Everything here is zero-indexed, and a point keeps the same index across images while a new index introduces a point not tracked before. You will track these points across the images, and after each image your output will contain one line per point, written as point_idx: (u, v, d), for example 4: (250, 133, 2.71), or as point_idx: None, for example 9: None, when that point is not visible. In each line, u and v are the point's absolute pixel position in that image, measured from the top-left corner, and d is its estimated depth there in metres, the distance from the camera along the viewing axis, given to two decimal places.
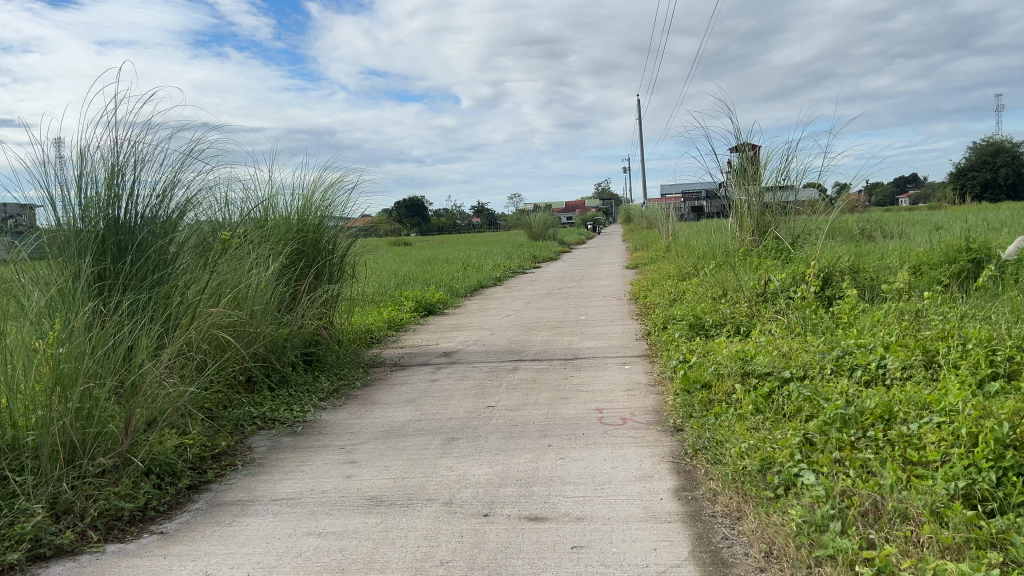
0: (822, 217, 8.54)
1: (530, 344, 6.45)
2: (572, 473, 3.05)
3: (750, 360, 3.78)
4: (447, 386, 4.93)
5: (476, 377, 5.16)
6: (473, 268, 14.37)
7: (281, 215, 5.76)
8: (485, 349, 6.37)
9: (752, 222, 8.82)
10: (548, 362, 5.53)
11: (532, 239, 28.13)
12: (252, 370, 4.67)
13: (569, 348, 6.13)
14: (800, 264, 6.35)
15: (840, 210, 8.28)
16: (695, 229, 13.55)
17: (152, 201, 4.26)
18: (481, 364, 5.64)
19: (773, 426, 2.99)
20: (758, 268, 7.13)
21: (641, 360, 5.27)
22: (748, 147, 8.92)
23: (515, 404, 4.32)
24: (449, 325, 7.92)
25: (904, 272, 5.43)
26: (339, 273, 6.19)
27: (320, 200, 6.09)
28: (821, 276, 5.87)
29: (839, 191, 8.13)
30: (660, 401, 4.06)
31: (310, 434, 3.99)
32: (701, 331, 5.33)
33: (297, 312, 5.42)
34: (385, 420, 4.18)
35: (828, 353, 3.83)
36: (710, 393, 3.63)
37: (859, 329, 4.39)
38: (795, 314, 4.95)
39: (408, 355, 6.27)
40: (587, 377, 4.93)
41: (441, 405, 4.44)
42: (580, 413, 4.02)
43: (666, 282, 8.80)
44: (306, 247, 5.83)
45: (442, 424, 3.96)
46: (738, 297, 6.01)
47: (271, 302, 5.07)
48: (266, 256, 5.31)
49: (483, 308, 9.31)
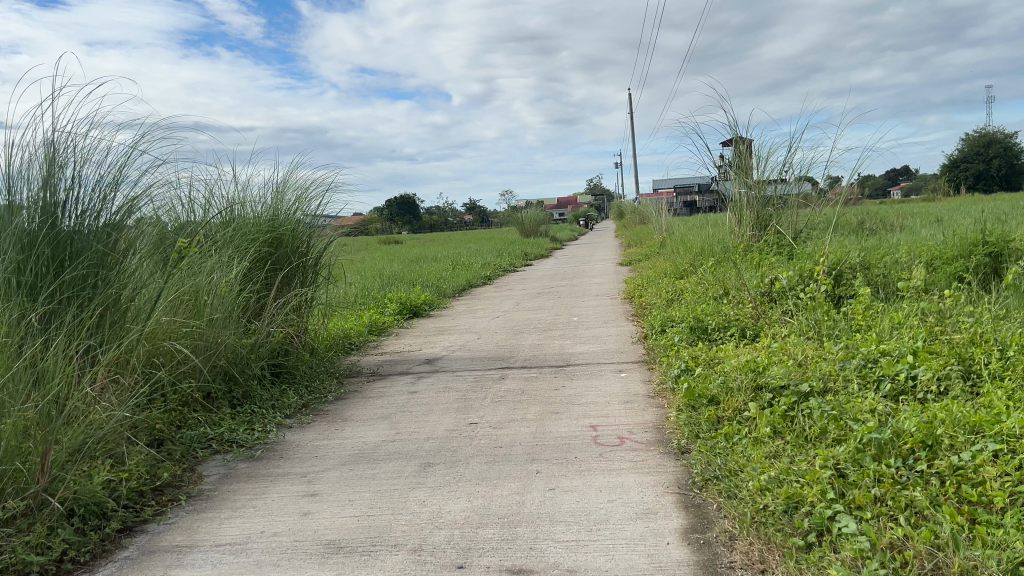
0: (825, 211, 8.16)
1: (519, 349, 6.02)
2: (563, 509, 2.63)
3: (763, 372, 3.37)
4: (427, 400, 4.50)
5: (459, 388, 4.74)
6: (461, 268, 13.92)
7: (251, 215, 5.33)
8: (471, 355, 5.94)
9: (752, 216, 8.41)
10: (538, 370, 5.10)
11: (524, 237, 27.68)
12: (211, 386, 4.24)
13: (561, 353, 5.70)
14: (807, 261, 5.94)
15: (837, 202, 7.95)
16: (690, 224, 13.14)
17: (95, 199, 3.82)
18: (465, 372, 5.21)
19: (796, 453, 2.58)
20: (760, 266, 6.73)
21: (639, 367, 4.86)
22: (744, 141, 8.59)
23: (501, 420, 3.90)
24: (433, 329, 7.48)
25: (921, 268, 5.03)
26: (315, 276, 5.77)
27: (293, 198, 5.66)
28: (831, 274, 5.46)
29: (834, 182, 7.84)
30: (662, 417, 3.64)
31: (270, 458, 3.56)
32: (703, 335, 4.91)
33: (267, 319, 4.99)
34: (356, 441, 3.75)
35: (849, 363, 3.44)
36: (720, 409, 3.21)
37: (879, 333, 3.99)
38: (807, 317, 4.54)
39: (388, 363, 5.84)
40: (580, 387, 4.51)
41: (419, 422, 4.02)
42: (573, 431, 3.59)
43: (663, 280, 8.39)
44: (279, 250, 5.38)
45: (418, 447, 3.54)
46: (742, 297, 5.60)
47: (235, 310, 4.65)
48: (230, 259, 4.88)
49: (471, 310, 8.87)
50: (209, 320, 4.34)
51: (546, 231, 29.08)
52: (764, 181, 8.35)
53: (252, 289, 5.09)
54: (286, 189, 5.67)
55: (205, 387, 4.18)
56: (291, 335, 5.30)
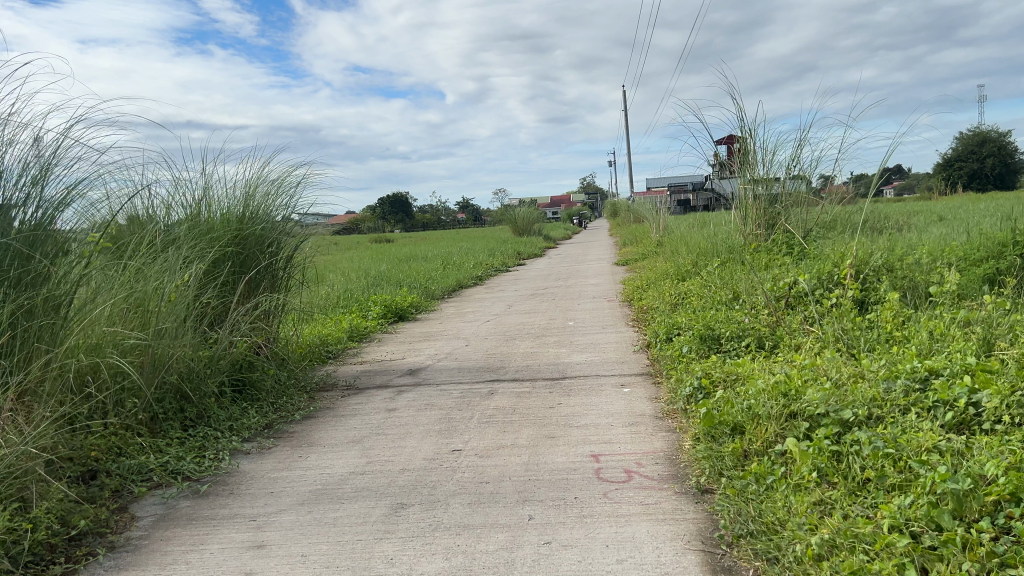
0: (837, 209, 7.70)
1: (510, 359, 5.49)
2: (563, 572, 2.13)
3: (796, 393, 2.88)
4: (406, 419, 3.99)
5: (443, 405, 4.21)
6: (451, 267, 13.39)
7: (217, 213, 4.81)
8: (458, 365, 5.41)
9: (759, 214, 7.92)
10: (531, 383, 4.59)
11: (517, 236, 27.14)
12: (159, 406, 3.74)
13: (557, 363, 5.18)
14: (823, 263, 5.45)
15: (832, 202, 7.79)
16: (689, 223, 12.66)
17: (14, 195, 3.32)
18: (451, 386, 4.70)
19: (852, 508, 2.11)
20: (770, 268, 6.23)
21: (643, 382, 4.36)
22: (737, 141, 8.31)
23: (489, 447, 3.38)
24: (419, 334, 6.95)
25: (955, 271, 4.55)
26: (288, 280, 5.25)
27: (265, 193, 5.13)
28: (854, 277, 4.98)
29: (825, 181, 7.76)
30: (675, 445, 3.14)
31: (218, 496, 3.05)
32: (715, 346, 4.41)
33: (229, 326, 4.47)
34: (319, 474, 3.24)
35: (893, 383, 2.94)
36: (747, 441, 2.73)
37: (919, 347, 3.51)
38: (832, 326, 4.04)
39: (367, 373, 5.33)
40: (578, 404, 4.00)
41: (395, 447, 3.51)
42: (572, 463, 3.08)
43: (664, 282, 7.89)
44: (250, 253, 4.85)
45: (390, 482, 3.03)
46: (755, 302, 5.09)
47: (190, 318, 4.14)
48: (186, 261, 4.38)
49: (460, 312, 8.35)
50: (157, 331, 3.84)
51: (539, 230, 28.60)
52: (771, 177, 7.87)
53: (216, 295, 4.59)
54: (257, 184, 5.14)
55: (152, 408, 3.68)
56: (257, 345, 4.78)
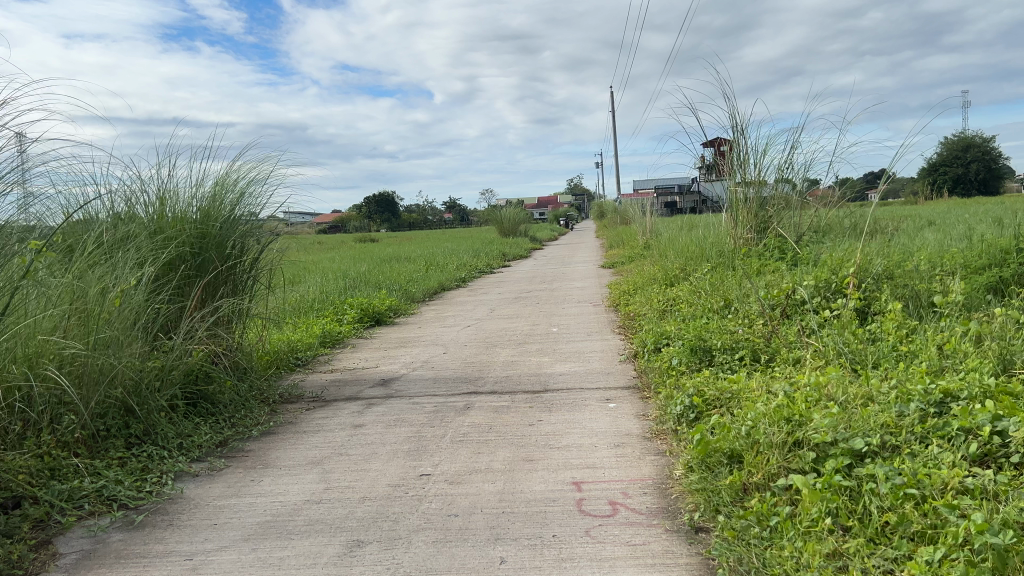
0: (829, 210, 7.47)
1: (489, 368, 5.18)
2: None
3: (800, 417, 2.59)
4: (373, 437, 3.68)
5: (414, 421, 3.90)
6: (434, 269, 13.07)
7: (175, 210, 4.46)
8: (433, 374, 5.10)
9: (749, 217, 7.64)
10: (510, 397, 4.29)
11: (503, 237, 26.87)
12: (100, 422, 3.40)
13: (539, 374, 4.87)
14: (820, 270, 5.17)
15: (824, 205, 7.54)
16: (677, 225, 12.39)
17: None
18: (424, 398, 4.39)
19: (871, 563, 1.83)
20: (761, 274, 5.96)
21: (629, 396, 4.07)
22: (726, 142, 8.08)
23: (460, 472, 3.07)
24: (395, 340, 6.64)
25: (961, 282, 4.27)
26: (252, 283, 4.91)
27: (230, 190, 4.78)
28: (852, 287, 4.71)
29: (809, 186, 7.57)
30: (665, 472, 2.85)
31: (154, 529, 2.72)
32: (707, 359, 4.12)
33: (183, 333, 4.15)
34: (270, 502, 2.92)
35: (907, 408, 2.65)
36: (747, 472, 2.44)
37: (930, 365, 3.22)
38: (834, 339, 3.76)
39: (337, 383, 5.02)
40: (560, 422, 3.70)
41: (358, 471, 3.19)
42: (551, 492, 2.77)
43: (650, 287, 7.62)
44: (210, 256, 4.49)
45: (348, 514, 2.72)
46: (749, 311, 4.80)
47: (138, 325, 3.80)
48: (137, 262, 4.03)
49: (440, 316, 8.04)
50: (100, 340, 3.50)
51: (525, 232, 28.29)
52: (762, 178, 7.59)
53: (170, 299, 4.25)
54: (220, 179, 4.79)
55: (92, 424, 3.34)
56: (215, 354, 4.45)
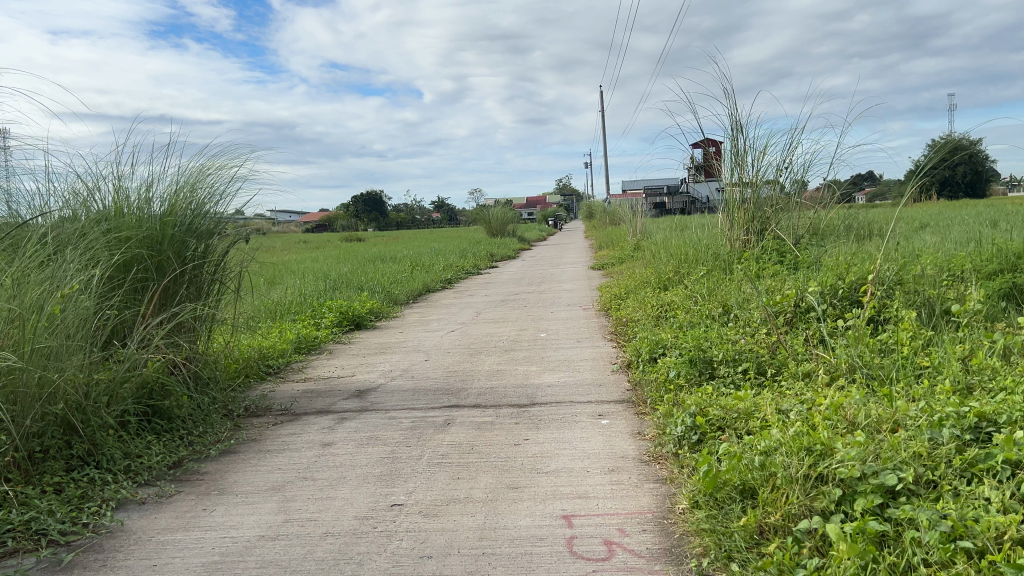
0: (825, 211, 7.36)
1: (473, 378, 4.85)
2: None
3: (821, 444, 2.27)
4: (342, 458, 3.34)
5: (388, 439, 3.57)
6: (419, 269, 12.73)
7: (130, 207, 4.11)
8: (413, 385, 4.77)
9: (746, 218, 7.34)
10: (494, 412, 3.96)
11: (491, 237, 26.54)
12: (37, 443, 3.05)
13: (526, 385, 4.55)
14: (825, 274, 4.86)
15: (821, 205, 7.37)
16: (669, 226, 12.09)
17: None
18: (401, 412, 4.06)
19: None
20: (760, 279, 5.66)
21: (624, 412, 3.75)
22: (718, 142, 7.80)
23: (436, 503, 2.74)
24: (375, 346, 6.31)
25: (980, 290, 3.97)
26: (217, 287, 4.56)
27: (193, 187, 4.43)
28: (861, 295, 4.40)
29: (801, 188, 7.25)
30: (666, 505, 2.53)
31: (84, 571, 2.38)
32: (707, 372, 3.81)
33: (138, 341, 3.80)
34: (221, 538, 2.58)
35: (940, 433, 2.34)
36: (762, 511, 2.12)
37: (956, 383, 2.91)
38: (847, 352, 3.45)
39: (309, 394, 4.68)
40: (548, 441, 3.38)
41: (322, 500, 2.86)
42: (537, 528, 2.45)
43: (643, 291, 7.30)
44: (169, 258, 4.14)
45: (306, 554, 2.38)
46: (750, 318, 4.49)
47: (85, 335, 3.45)
48: (86, 265, 3.68)
49: (424, 320, 7.70)
50: (39, 351, 3.13)
51: (514, 232, 27.96)
52: (759, 178, 7.30)
53: (124, 306, 3.89)
54: (182, 174, 4.44)
55: (26, 446, 2.99)
56: (174, 365, 4.10)
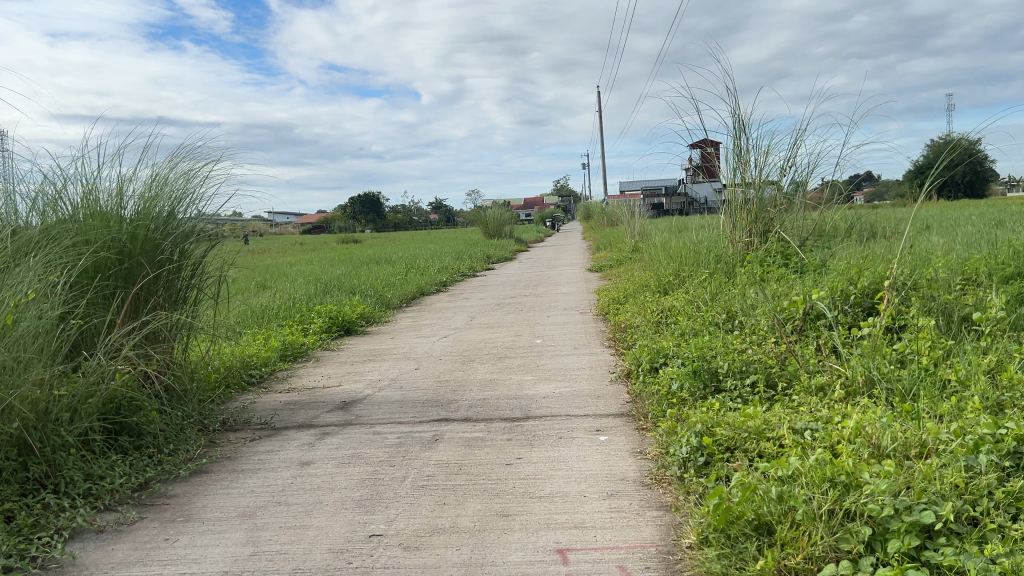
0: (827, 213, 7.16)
1: (464, 389, 4.61)
2: None
3: (846, 475, 2.04)
4: (321, 479, 3.10)
5: (371, 458, 3.32)
6: (414, 272, 12.48)
7: (99, 208, 3.86)
8: (401, 396, 4.53)
9: (749, 220, 7.10)
10: (485, 427, 3.72)
11: (488, 238, 26.31)
12: None
13: (520, 396, 4.30)
14: (835, 278, 4.62)
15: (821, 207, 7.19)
16: (668, 228, 11.85)
17: None
18: (387, 427, 3.82)
19: None
20: (765, 283, 5.43)
21: (624, 427, 3.51)
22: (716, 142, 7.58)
23: (419, 533, 2.50)
24: (365, 353, 6.06)
25: (1002, 296, 3.74)
26: (194, 294, 4.32)
27: (168, 189, 4.17)
28: (871, 302, 4.18)
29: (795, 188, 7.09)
30: (672, 539, 2.29)
31: None
32: (713, 385, 3.57)
33: (105, 351, 3.55)
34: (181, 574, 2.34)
35: (976, 461, 2.11)
36: (781, 552, 1.90)
37: (985, 400, 2.68)
38: (864, 364, 3.22)
39: (292, 406, 4.43)
40: (542, 461, 3.14)
41: (295, 529, 2.61)
42: (530, 566, 2.21)
43: (642, 295, 7.07)
44: (141, 263, 3.90)
45: None
46: (757, 326, 4.26)
47: (45, 346, 3.20)
48: (48, 271, 3.43)
49: (416, 325, 7.45)
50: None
51: (511, 233, 27.72)
52: (762, 179, 7.06)
53: (91, 315, 3.65)
54: (156, 173, 4.19)
55: None
56: (147, 377, 3.86)
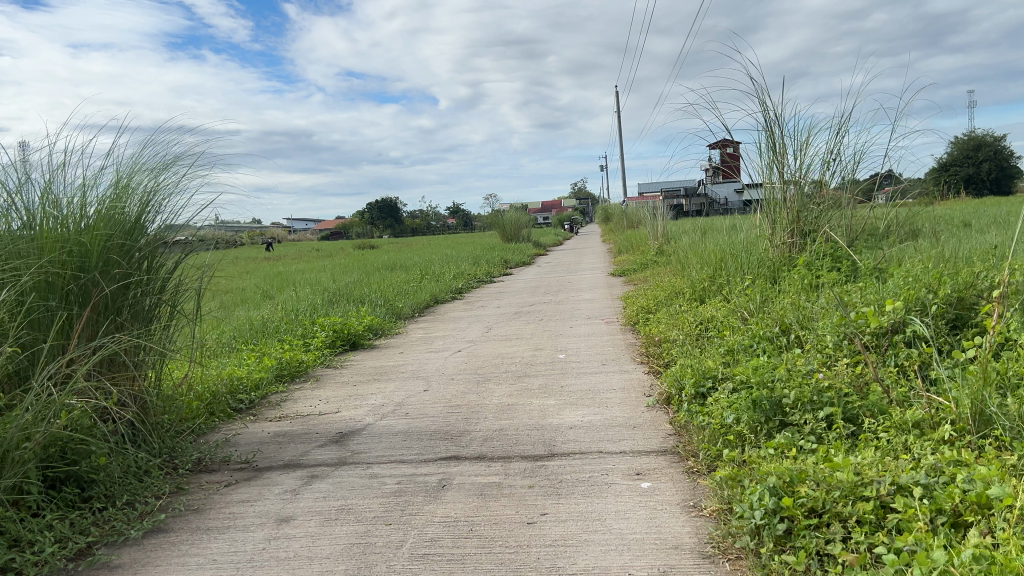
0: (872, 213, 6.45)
1: (479, 416, 4.01)
2: None
3: None
4: (298, 544, 2.51)
5: (363, 514, 2.72)
6: (428, 279, 11.91)
7: (53, 215, 3.30)
8: (408, 425, 3.93)
9: (792, 220, 6.42)
10: (504, 469, 3.11)
11: (506, 241, 25.71)
12: None
13: (543, 426, 3.69)
14: (905, 283, 3.96)
15: (867, 206, 6.48)
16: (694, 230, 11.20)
17: None
18: (387, 469, 3.22)
19: None
20: (819, 289, 4.77)
21: (671, 472, 2.88)
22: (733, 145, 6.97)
23: None
24: (371, 371, 5.48)
25: None
26: (166, 311, 3.75)
27: (136, 192, 3.61)
28: (954, 318, 3.54)
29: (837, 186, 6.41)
30: None
31: None
32: (778, 418, 2.94)
33: (49, 381, 3.03)
34: None
35: None
36: None
37: None
38: (972, 394, 2.57)
39: (280, 439, 3.85)
40: (573, 520, 2.51)
41: None
42: None
43: (676, 304, 6.42)
44: (100, 279, 3.33)
45: None
46: (822, 343, 3.62)
47: None
48: None
49: (428, 337, 6.86)
50: None
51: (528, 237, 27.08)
52: (804, 175, 6.39)
53: (31, 336, 3.14)
54: (123, 174, 3.63)
55: None
56: (105, 411, 3.30)
